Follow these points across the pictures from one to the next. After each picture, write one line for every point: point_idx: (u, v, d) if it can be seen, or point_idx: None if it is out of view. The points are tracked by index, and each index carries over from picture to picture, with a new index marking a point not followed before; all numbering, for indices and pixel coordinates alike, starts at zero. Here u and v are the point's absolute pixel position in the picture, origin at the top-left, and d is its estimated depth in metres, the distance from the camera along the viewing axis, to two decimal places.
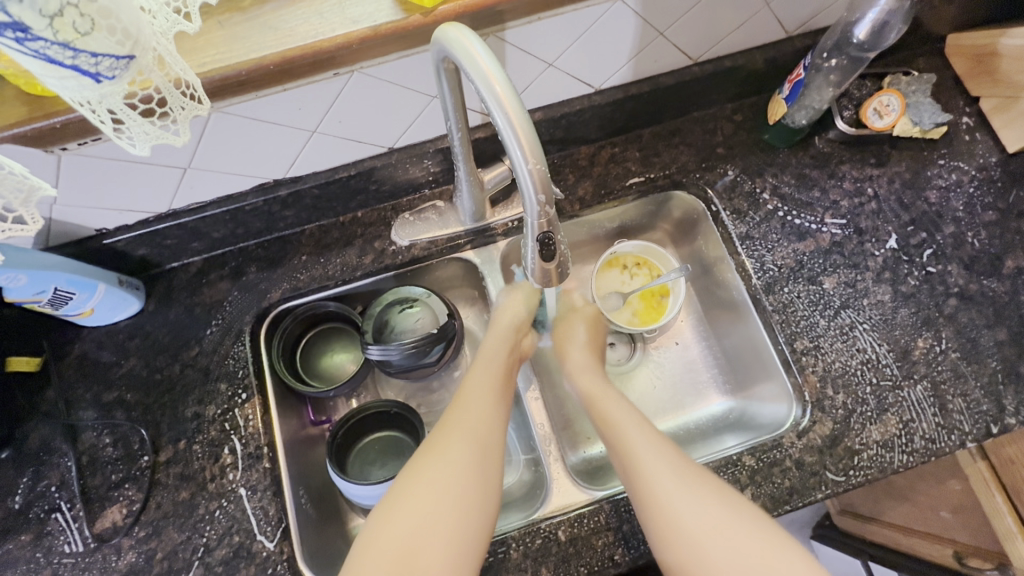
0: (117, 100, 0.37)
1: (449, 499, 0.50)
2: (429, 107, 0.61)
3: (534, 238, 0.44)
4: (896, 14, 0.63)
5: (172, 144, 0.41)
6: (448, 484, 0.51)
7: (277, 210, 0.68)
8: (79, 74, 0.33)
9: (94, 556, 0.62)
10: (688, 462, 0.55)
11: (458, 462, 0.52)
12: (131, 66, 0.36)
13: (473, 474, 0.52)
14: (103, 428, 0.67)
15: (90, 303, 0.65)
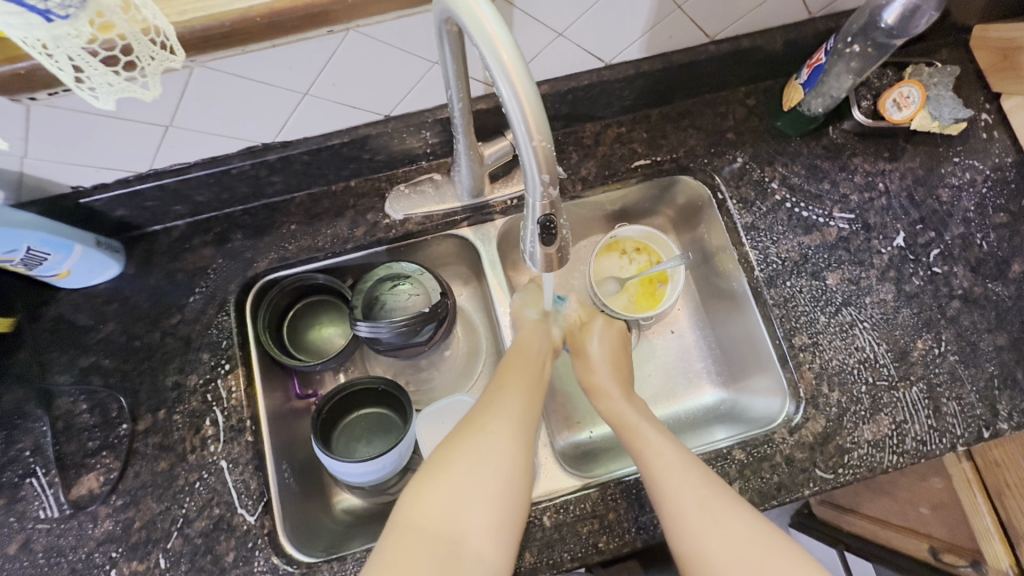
0: (75, 44, 0.34)
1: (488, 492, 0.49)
2: (429, 73, 0.58)
3: (535, 221, 0.41)
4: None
5: (140, 99, 0.38)
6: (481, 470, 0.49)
7: (265, 176, 0.65)
8: (25, 10, 0.31)
9: (70, 523, 0.61)
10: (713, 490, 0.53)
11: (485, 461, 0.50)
12: (89, 6, 0.33)
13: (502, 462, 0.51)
14: (80, 393, 0.65)
15: (66, 265, 0.62)
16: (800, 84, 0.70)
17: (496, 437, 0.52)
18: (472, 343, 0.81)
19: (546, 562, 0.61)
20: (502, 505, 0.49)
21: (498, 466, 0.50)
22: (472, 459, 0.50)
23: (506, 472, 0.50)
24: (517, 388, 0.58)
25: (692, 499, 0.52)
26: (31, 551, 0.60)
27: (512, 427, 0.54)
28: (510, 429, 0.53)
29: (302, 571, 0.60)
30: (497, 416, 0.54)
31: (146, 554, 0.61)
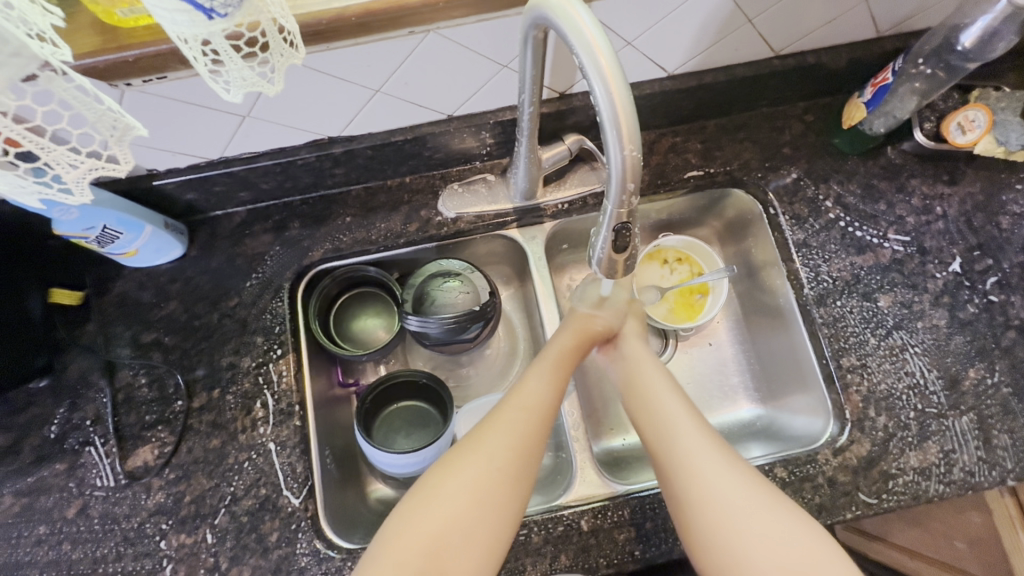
0: (222, 39, 0.35)
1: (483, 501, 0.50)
2: (497, 76, 0.59)
3: (610, 228, 0.41)
4: (1009, 23, 0.56)
5: (265, 93, 0.40)
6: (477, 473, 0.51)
7: (328, 168, 0.67)
8: (192, 9, 0.32)
9: (125, 492, 0.63)
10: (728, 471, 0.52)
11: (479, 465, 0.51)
12: (244, 6, 0.34)
13: (510, 484, 0.51)
14: (140, 367, 0.67)
15: (135, 244, 0.64)
16: (863, 103, 0.69)
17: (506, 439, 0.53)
18: (513, 342, 0.82)
19: (582, 566, 0.62)
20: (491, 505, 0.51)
21: (498, 474, 0.51)
22: (472, 471, 0.51)
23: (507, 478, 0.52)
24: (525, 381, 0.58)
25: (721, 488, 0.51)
26: (88, 517, 0.63)
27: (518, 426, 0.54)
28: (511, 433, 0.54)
29: (342, 556, 0.61)
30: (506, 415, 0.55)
31: (195, 528, 0.63)
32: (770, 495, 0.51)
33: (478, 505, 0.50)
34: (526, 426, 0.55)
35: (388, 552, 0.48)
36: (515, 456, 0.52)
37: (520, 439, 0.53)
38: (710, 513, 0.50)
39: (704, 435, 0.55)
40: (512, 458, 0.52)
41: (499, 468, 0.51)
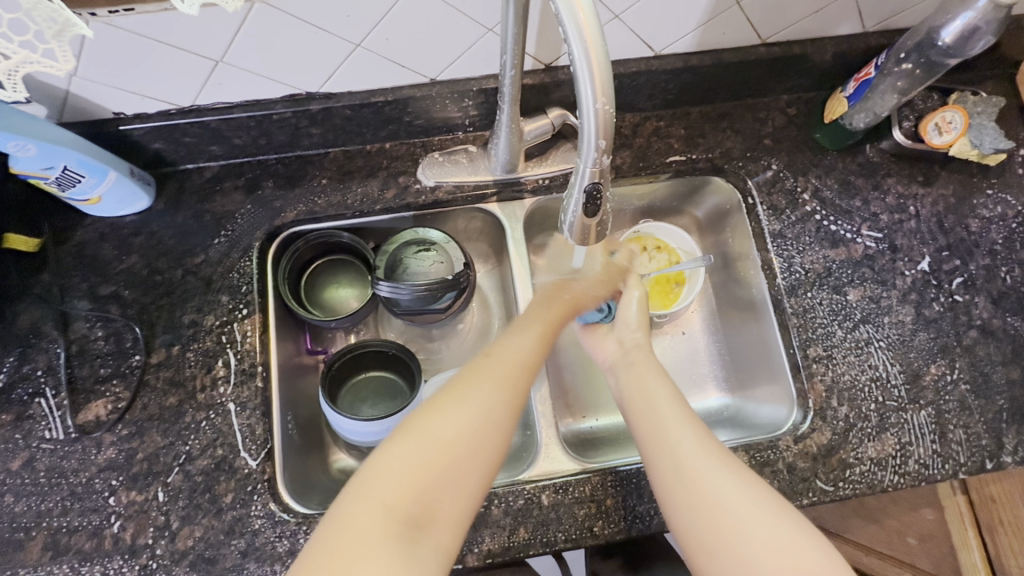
0: None
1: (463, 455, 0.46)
2: (482, 40, 0.58)
3: (582, 190, 0.41)
4: (990, 22, 0.57)
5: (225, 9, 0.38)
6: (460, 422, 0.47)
7: (303, 126, 0.65)
8: None
9: (74, 446, 0.61)
10: (727, 455, 0.50)
11: (462, 418, 0.47)
12: None
13: (481, 446, 0.47)
14: (96, 319, 0.65)
15: (98, 191, 0.62)
16: (845, 97, 0.70)
17: (492, 387, 0.49)
18: (486, 319, 0.81)
19: (541, 539, 0.61)
20: (473, 465, 0.46)
21: (476, 431, 0.47)
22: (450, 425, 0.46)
23: (483, 438, 0.47)
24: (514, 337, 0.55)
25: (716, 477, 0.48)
26: (33, 470, 0.61)
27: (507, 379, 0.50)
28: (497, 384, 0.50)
29: (298, 521, 0.60)
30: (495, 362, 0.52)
31: (147, 485, 0.61)
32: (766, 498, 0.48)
33: (449, 455, 0.45)
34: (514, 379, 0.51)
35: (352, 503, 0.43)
36: (497, 409, 0.48)
37: (508, 391, 0.50)
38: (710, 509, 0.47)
39: (699, 428, 0.53)
40: (498, 413, 0.48)
41: (476, 418, 0.47)
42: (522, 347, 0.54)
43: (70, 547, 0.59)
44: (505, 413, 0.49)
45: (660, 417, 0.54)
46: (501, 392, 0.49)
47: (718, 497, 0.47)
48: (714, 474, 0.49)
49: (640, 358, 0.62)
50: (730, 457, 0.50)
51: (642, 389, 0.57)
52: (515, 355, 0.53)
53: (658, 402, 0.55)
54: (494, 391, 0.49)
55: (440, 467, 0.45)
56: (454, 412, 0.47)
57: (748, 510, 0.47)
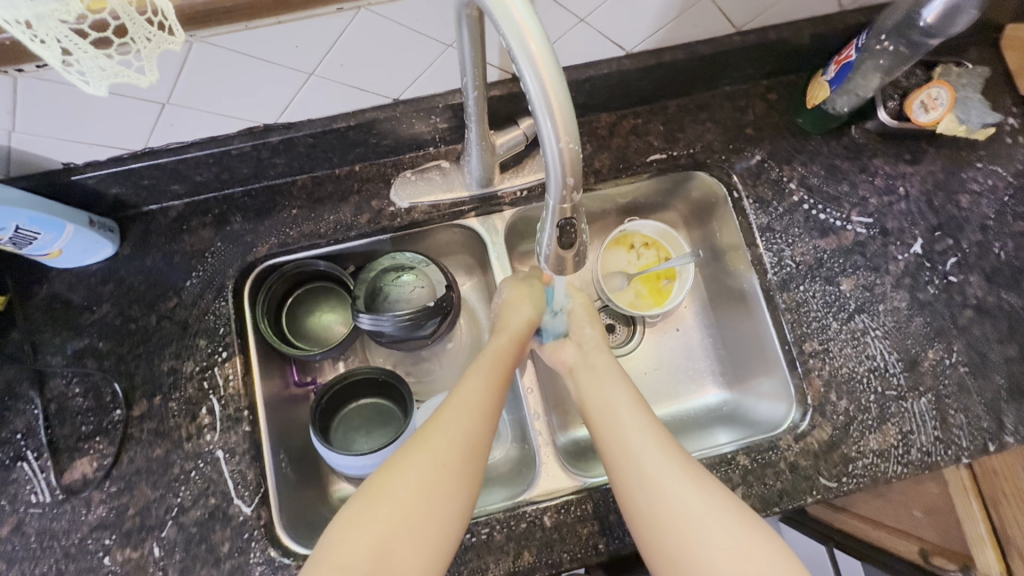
0: (61, 25, 0.33)
1: (430, 509, 0.48)
2: (442, 56, 0.55)
3: (554, 225, 0.39)
4: None
5: (136, 84, 0.37)
6: (420, 476, 0.49)
7: (266, 158, 0.62)
8: None
9: (63, 507, 0.60)
10: (685, 459, 0.53)
11: (421, 472, 0.49)
12: None
13: (439, 501, 0.48)
14: (73, 376, 0.63)
15: (57, 244, 0.59)
16: (826, 82, 0.67)
17: (450, 436, 0.52)
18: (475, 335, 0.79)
19: (545, 561, 0.61)
20: (439, 518, 0.48)
21: (436, 481, 0.49)
22: (410, 482, 0.49)
23: (443, 489, 0.49)
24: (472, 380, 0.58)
25: (671, 480, 0.51)
26: (24, 535, 0.59)
27: (467, 432, 0.53)
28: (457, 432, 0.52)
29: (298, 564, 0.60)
30: (455, 408, 0.54)
31: (141, 541, 0.60)
32: (723, 501, 0.51)
33: (414, 508, 0.48)
34: (473, 426, 0.53)
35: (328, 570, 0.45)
36: (459, 460, 0.51)
37: (465, 437, 0.52)
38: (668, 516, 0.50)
39: (658, 434, 0.55)
40: (456, 461, 0.51)
41: (438, 467, 0.50)
42: (478, 390, 0.56)
43: None
44: (465, 456, 0.51)
45: (616, 432, 0.56)
46: (460, 443, 0.52)
47: (679, 510, 0.50)
48: (670, 478, 0.52)
49: (599, 364, 0.64)
50: (687, 466, 0.53)
51: (601, 404, 0.60)
52: (473, 399, 0.55)
53: (617, 414, 0.58)
54: (452, 441, 0.51)
55: (406, 527, 0.47)
56: (416, 470, 0.49)
57: (705, 508, 0.50)
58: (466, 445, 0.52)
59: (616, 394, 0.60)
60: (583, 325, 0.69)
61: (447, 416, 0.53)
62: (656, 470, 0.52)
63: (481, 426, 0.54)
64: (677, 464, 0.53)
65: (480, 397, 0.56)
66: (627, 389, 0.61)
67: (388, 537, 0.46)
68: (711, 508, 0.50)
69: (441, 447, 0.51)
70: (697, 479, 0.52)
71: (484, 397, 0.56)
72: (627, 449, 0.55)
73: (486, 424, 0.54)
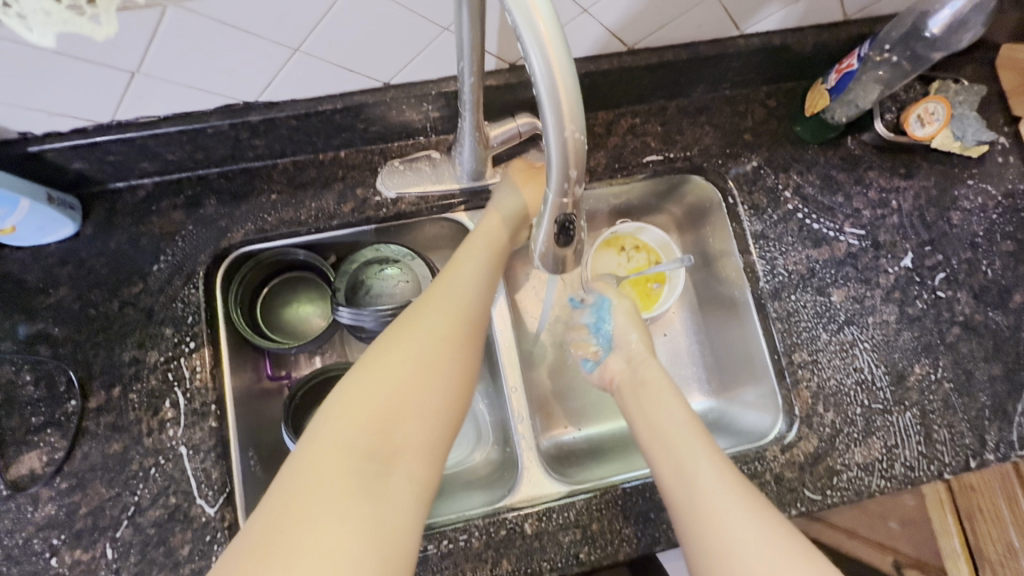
0: None
1: (429, 385, 0.46)
2: (438, 41, 0.52)
3: (551, 221, 0.37)
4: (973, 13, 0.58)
5: None
6: (417, 362, 0.47)
7: (244, 138, 0.59)
8: None
9: (7, 504, 0.56)
10: (746, 489, 0.51)
11: (419, 354, 0.47)
12: None
13: (433, 381, 0.46)
14: (24, 363, 0.59)
15: (10, 220, 0.55)
16: (826, 89, 0.66)
17: (444, 324, 0.50)
18: None
19: (524, 570, 0.58)
20: (435, 402, 0.46)
21: (437, 365, 0.47)
22: (407, 365, 0.46)
23: (440, 371, 0.47)
24: (463, 273, 0.55)
25: (729, 509, 0.49)
26: None
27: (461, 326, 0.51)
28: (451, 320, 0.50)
29: None
30: (448, 301, 0.52)
31: (92, 542, 0.56)
32: (782, 533, 0.48)
33: (415, 382, 0.46)
34: (467, 319, 0.52)
35: (321, 443, 0.42)
36: (455, 346, 0.49)
37: (459, 325, 0.50)
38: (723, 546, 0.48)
39: (718, 460, 0.54)
40: (452, 351, 0.49)
41: (437, 349, 0.48)
42: (469, 285, 0.54)
43: None
44: (461, 344, 0.50)
45: (674, 451, 0.56)
46: (456, 331, 0.50)
47: (735, 539, 0.48)
48: (728, 507, 0.50)
49: (648, 377, 0.66)
50: (747, 496, 0.50)
51: (657, 423, 0.60)
52: (467, 292, 0.53)
53: (671, 433, 0.58)
54: (444, 328, 0.49)
55: (405, 401, 0.45)
56: (412, 353, 0.47)
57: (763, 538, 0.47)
58: (463, 334, 0.50)
59: (674, 415, 0.60)
60: (631, 335, 0.71)
61: (438, 302, 0.52)
62: (716, 497, 0.51)
63: (475, 314, 0.53)
64: (736, 492, 0.51)
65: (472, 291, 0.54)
66: (684, 411, 0.60)
67: (385, 409, 0.44)
68: (770, 540, 0.47)
69: (423, 347, 0.47)
70: (755, 510, 0.49)
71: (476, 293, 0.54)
72: (685, 469, 0.54)
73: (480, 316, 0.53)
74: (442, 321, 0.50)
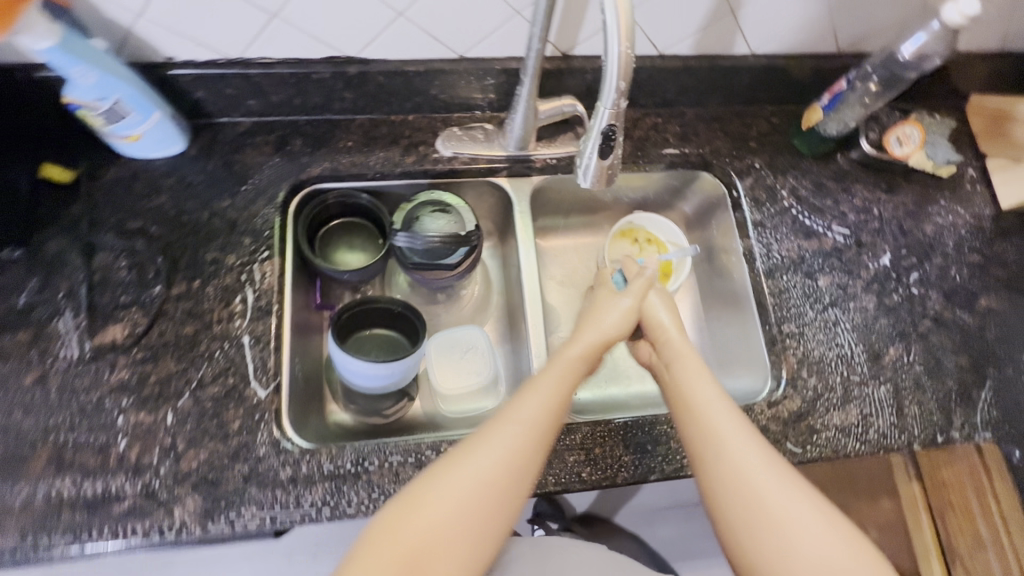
0: None
1: (480, 514, 0.49)
2: (509, 23, 0.66)
3: (600, 132, 0.48)
4: (938, 44, 0.68)
5: None
6: (462, 486, 0.50)
7: (337, 89, 0.71)
8: None
9: (88, 366, 0.63)
10: (794, 477, 0.54)
11: (467, 479, 0.50)
12: None
13: (476, 510, 0.49)
14: (121, 250, 0.68)
15: (140, 128, 0.66)
16: (820, 106, 0.78)
17: (496, 449, 0.52)
18: (486, 294, 0.87)
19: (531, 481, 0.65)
20: (479, 522, 0.49)
21: (492, 485, 0.50)
22: (463, 486, 0.50)
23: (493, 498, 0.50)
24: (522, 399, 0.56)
25: (783, 502, 0.52)
26: (44, 386, 0.62)
27: (519, 458, 0.52)
28: (509, 448, 0.52)
29: (301, 451, 0.63)
30: (506, 418, 0.54)
31: (156, 407, 0.63)
32: (832, 530, 0.51)
33: (458, 510, 0.49)
34: (522, 446, 0.53)
35: (370, 561, 0.46)
36: (505, 472, 0.51)
37: (517, 448, 0.52)
38: (772, 537, 0.51)
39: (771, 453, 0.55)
40: (498, 475, 0.51)
41: (491, 473, 0.51)
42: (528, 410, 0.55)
43: (75, 462, 0.60)
44: (512, 469, 0.51)
45: (722, 441, 0.56)
46: (507, 460, 0.52)
47: (793, 528, 0.51)
48: (785, 501, 0.52)
49: (678, 363, 0.64)
50: (796, 482, 0.53)
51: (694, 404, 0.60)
52: (525, 415, 0.55)
53: (711, 426, 0.57)
54: (497, 458, 0.51)
55: (452, 526, 0.48)
56: (461, 479, 0.50)
57: (817, 534, 0.50)
58: (513, 463, 0.52)
59: (715, 396, 0.60)
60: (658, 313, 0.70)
61: (489, 427, 0.54)
62: (768, 491, 0.52)
63: (528, 446, 0.53)
64: (784, 479, 0.53)
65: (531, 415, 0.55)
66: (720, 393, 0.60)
67: (433, 535, 0.48)
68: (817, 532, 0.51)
69: (467, 478, 0.50)
70: (807, 505, 0.52)
71: (534, 416, 0.55)
72: (729, 454, 0.55)
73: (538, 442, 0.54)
74: (491, 442, 0.52)
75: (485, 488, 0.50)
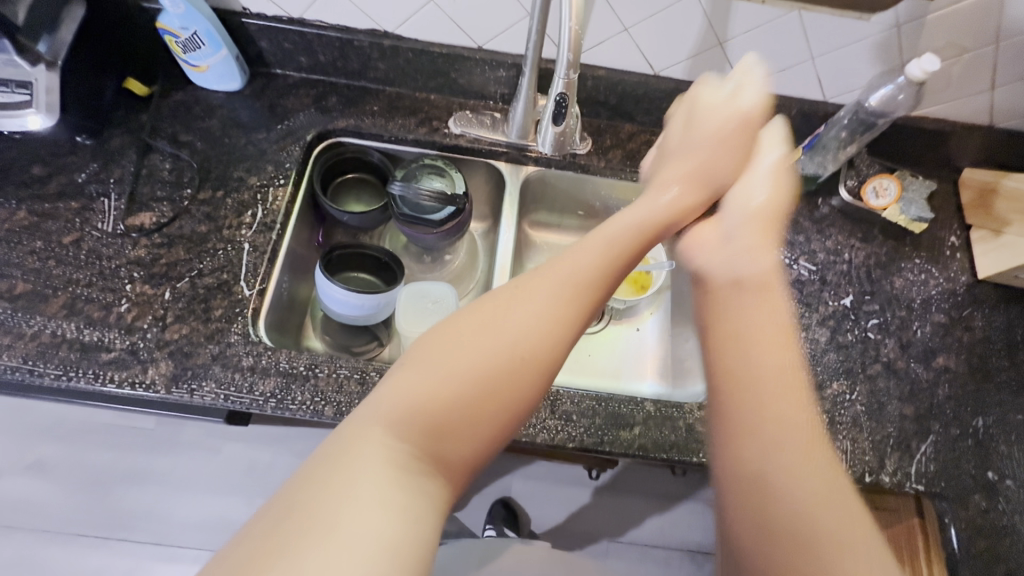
0: None
1: (479, 395, 0.46)
2: (520, 23, 0.79)
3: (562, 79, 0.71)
4: (903, 90, 0.74)
5: None
6: (452, 364, 0.47)
7: (373, 58, 0.85)
8: None
9: (116, 239, 0.75)
10: (821, 456, 0.46)
11: (460, 359, 0.47)
12: None
13: (469, 391, 0.46)
14: (169, 156, 0.81)
15: (208, 61, 0.81)
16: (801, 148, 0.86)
17: (502, 336, 0.49)
18: (469, 265, 0.96)
19: None
20: (471, 407, 0.46)
21: (482, 370, 0.47)
22: (453, 366, 0.47)
23: (486, 384, 0.47)
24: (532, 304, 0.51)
25: (795, 474, 0.45)
26: (78, 247, 0.74)
27: (513, 351, 0.48)
28: (503, 340, 0.48)
29: (265, 347, 0.72)
30: (510, 313, 0.50)
31: (159, 284, 0.74)
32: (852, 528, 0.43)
33: (447, 391, 0.46)
34: (517, 342, 0.48)
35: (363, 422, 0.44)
36: (501, 360, 0.47)
37: (515, 341, 0.49)
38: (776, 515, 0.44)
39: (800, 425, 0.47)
40: (488, 363, 0.47)
41: (488, 359, 0.47)
42: (535, 310, 0.50)
43: (83, 311, 0.71)
44: (514, 352, 0.48)
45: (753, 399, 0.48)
46: (501, 350, 0.48)
47: (807, 510, 0.43)
48: (809, 476, 0.45)
49: (733, 294, 0.55)
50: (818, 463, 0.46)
51: (734, 338, 0.52)
52: (535, 312, 0.50)
53: (739, 367, 0.50)
54: (494, 345, 0.48)
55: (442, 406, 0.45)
56: (451, 360, 0.47)
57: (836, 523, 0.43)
58: (508, 352, 0.48)
59: (757, 346, 0.51)
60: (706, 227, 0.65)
61: (486, 317, 0.50)
62: (791, 462, 0.45)
63: (530, 339, 0.49)
64: (805, 454, 0.46)
65: (541, 314, 0.51)
66: (771, 351, 0.51)
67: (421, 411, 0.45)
68: (832, 520, 0.43)
69: (459, 360, 0.47)
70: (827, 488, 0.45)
71: (547, 312, 0.51)
72: (745, 407, 0.49)
73: (547, 339, 0.50)
74: (490, 328, 0.49)
75: (486, 373, 0.47)
